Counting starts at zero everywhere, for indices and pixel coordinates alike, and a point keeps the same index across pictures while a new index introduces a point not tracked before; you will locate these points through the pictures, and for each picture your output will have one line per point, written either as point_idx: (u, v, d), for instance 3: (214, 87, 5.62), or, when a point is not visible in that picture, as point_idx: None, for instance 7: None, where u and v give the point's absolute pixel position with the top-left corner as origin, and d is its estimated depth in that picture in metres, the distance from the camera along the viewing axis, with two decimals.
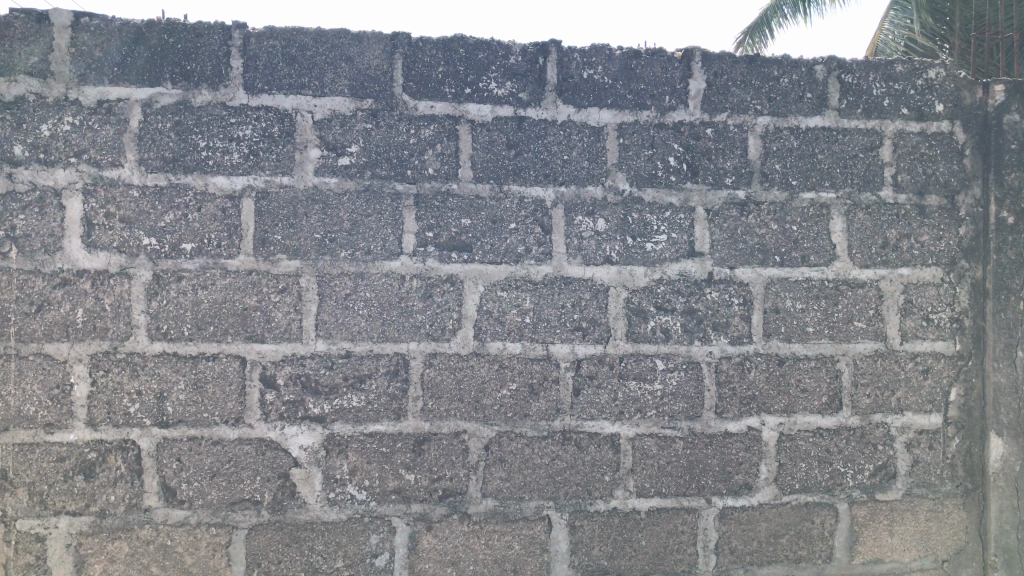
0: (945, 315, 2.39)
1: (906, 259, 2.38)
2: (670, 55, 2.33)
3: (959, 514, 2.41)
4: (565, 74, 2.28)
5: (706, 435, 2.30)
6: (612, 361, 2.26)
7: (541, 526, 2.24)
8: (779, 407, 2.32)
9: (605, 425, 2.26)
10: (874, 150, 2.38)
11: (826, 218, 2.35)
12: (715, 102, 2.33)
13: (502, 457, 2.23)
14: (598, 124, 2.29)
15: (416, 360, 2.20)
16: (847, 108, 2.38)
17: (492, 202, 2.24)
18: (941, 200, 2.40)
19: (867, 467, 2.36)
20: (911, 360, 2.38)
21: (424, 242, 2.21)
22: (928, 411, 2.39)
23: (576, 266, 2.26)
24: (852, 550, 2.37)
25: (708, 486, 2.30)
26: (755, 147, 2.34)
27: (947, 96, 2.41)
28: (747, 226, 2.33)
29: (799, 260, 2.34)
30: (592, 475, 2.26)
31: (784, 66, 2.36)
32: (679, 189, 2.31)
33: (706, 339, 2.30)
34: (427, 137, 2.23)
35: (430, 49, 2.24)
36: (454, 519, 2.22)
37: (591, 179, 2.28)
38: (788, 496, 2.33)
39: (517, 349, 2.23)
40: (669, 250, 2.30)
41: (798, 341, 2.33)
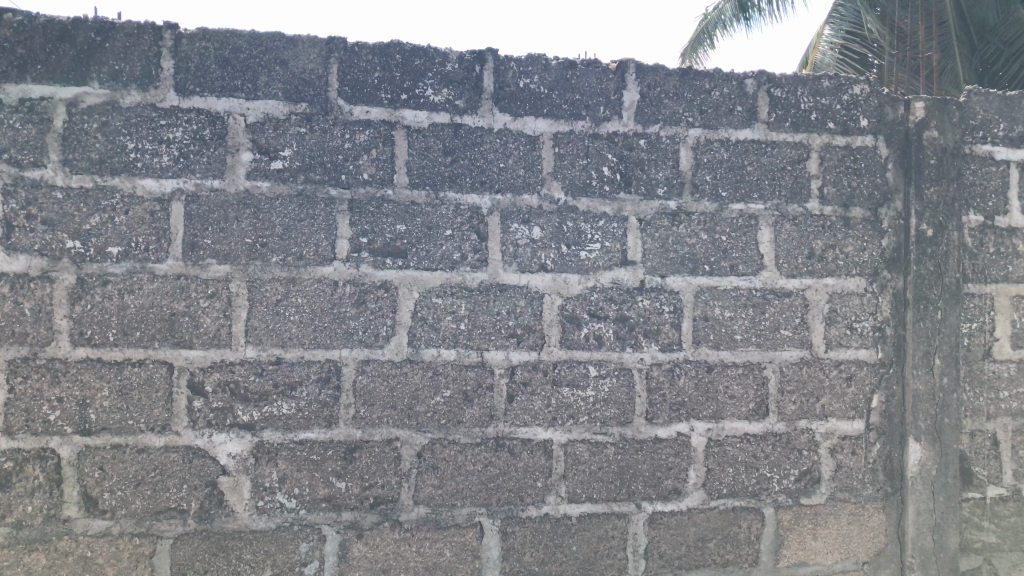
0: (868, 325, 2.47)
1: (831, 269, 2.45)
2: (605, 67, 2.36)
3: (879, 517, 2.48)
4: (501, 83, 2.30)
5: (637, 441, 2.33)
6: (546, 368, 2.28)
7: (473, 532, 2.24)
8: (707, 413, 2.37)
9: (538, 432, 2.27)
10: (801, 162, 2.45)
11: (754, 229, 2.41)
12: (648, 114, 2.37)
13: (434, 464, 2.22)
14: (533, 133, 2.31)
15: (348, 367, 2.18)
16: (775, 122, 2.44)
17: (427, 208, 2.24)
18: (864, 213, 2.48)
19: (791, 472, 2.42)
20: (835, 368, 2.45)
21: (358, 248, 2.20)
22: (851, 417, 2.46)
23: (511, 273, 2.27)
24: (777, 553, 2.42)
25: (638, 491, 2.33)
26: (687, 159, 2.39)
27: (870, 111, 2.50)
28: (678, 235, 2.37)
29: (727, 269, 2.39)
30: (524, 481, 2.27)
31: (716, 79, 2.41)
32: (613, 199, 2.34)
33: (638, 346, 2.33)
34: (362, 142, 2.22)
35: (366, 54, 2.24)
36: (385, 526, 2.20)
37: (527, 187, 2.30)
38: (715, 501, 2.37)
39: (451, 355, 2.23)
40: (602, 258, 2.32)
41: (727, 349, 2.38)
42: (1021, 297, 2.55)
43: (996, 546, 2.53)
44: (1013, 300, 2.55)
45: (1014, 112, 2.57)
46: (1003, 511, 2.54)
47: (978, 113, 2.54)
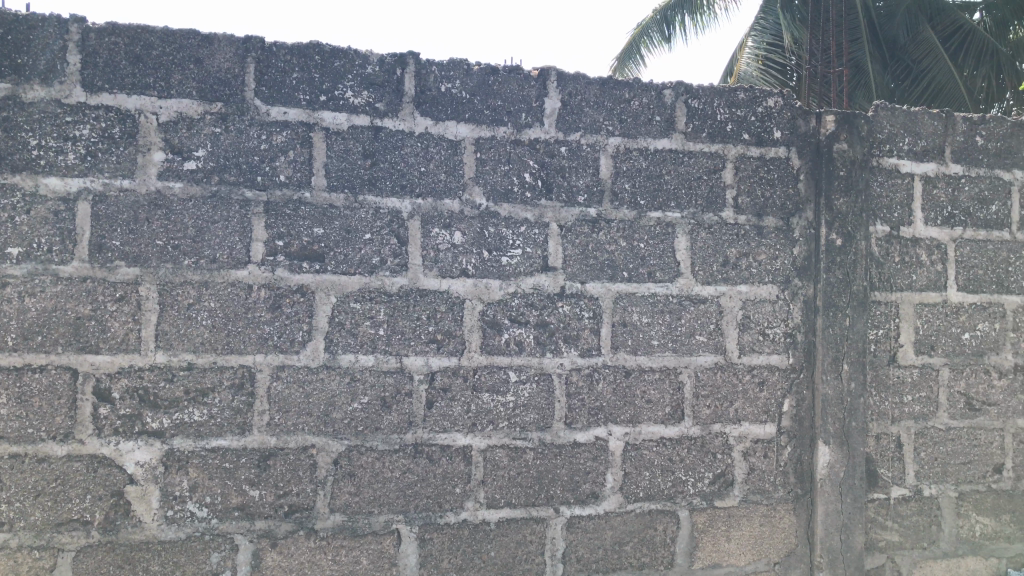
0: (779, 331, 2.53)
1: (745, 276, 2.51)
2: (526, 73, 2.37)
3: (790, 519, 2.54)
4: (422, 87, 2.29)
5: (556, 445, 2.34)
6: (466, 374, 2.27)
7: (390, 540, 2.21)
8: (624, 417, 2.40)
9: (457, 437, 2.26)
10: (717, 172, 2.50)
11: (671, 236, 2.45)
12: (569, 121, 2.40)
13: (351, 470, 2.19)
14: (455, 138, 2.30)
15: (262, 373, 2.14)
16: (692, 132, 2.49)
17: (346, 211, 2.21)
18: (777, 222, 2.54)
19: (706, 475, 2.46)
20: (748, 373, 2.50)
21: (274, 251, 2.16)
22: (763, 421, 2.52)
23: (431, 278, 2.26)
24: (692, 556, 2.46)
25: (556, 495, 2.34)
26: (606, 166, 2.41)
27: (783, 123, 2.57)
28: (597, 242, 2.39)
29: (645, 276, 2.42)
30: (442, 487, 2.25)
31: (635, 89, 2.45)
32: (533, 205, 2.35)
33: (557, 351, 2.35)
34: (280, 143, 2.18)
35: (284, 54, 2.20)
36: (300, 535, 2.16)
37: (448, 191, 2.29)
38: (631, 504, 2.40)
39: (369, 361, 2.21)
40: (523, 263, 2.33)
41: (644, 354, 2.41)
42: (923, 305, 2.66)
43: (899, 544, 2.63)
44: (916, 307, 2.65)
45: (917, 127, 2.68)
46: (906, 510, 2.64)
47: (885, 127, 2.64)
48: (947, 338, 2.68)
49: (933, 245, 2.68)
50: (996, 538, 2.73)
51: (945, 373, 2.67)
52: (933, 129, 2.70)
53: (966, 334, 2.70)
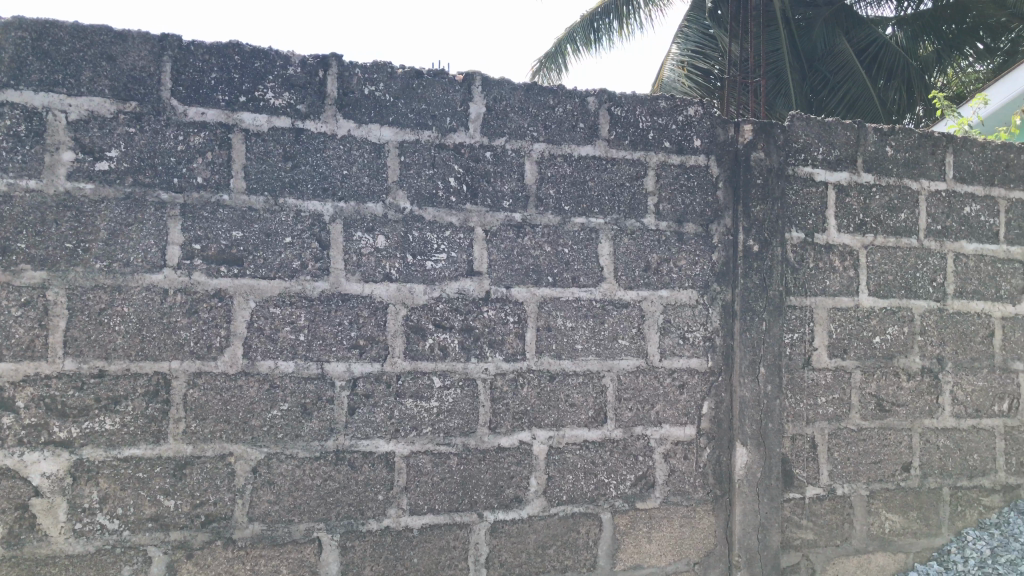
0: (699, 335, 2.58)
1: (666, 282, 2.55)
2: (451, 77, 2.37)
3: (708, 519, 2.59)
4: (345, 89, 2.26)
5: (479, 450, 2.33)
6: (389, 380, 2.25)
7: (310, 548, 2.18)
8: (548, 421, 2.41)
9: (379, 444, 2.24)
10: (639, 179, 2.54)
11: (595, 242, 2.47)
12: (494, 127, 2.40)
13: (271, 479, 2.15)
14: (378, 141, 2.28)
15: (178, 379, 2.08)
16: (615, 139, 2.53)
17: (265, 214, 2.17)
18: (697, 228, 2.59)
19: (628, 478, 2.49)
20: (668, 376, 2.54)
21: (190, 254, 2.10)
22: (683, 423, 2.56)
23: (354, 283, 2.24)
24: (615, 557, 2.48)
25: (480, 500, 2.33)
26: (531, 172, 2.43)
27: (703, 132, 2.62)
28: (522, 247, 2.40)
29: (569, 281, 2.44)
30: (364, 494, 2.23)
31: (560, 95, 2.47)
32: (458, 210, 2.34)
33: (482, 355, 2.34)
34: (197, 144, 2.13)
35: (202, 54, 2.15)
36: (217, 545, 2.11)
37: (371, 195, 2.27)
38: (554, 507, 2.41)
39: (289, 367, 2.17)
40: (447, 268, 2.32)
41: (568, 358, 2.43)
42: (836, 309, 2.74)
43: (813, 542, 2.70)
44: (830, 312, 2.73)
45: (831, 137, 2.77)
46: (820, 509, 2.71)
47: (801, 137, 2.72)
48: (859, 341, 2.77)
49: (845, 251, 2.76)
50: (904, 534, 2.83)
51: (857, 375, 2.76)
52: (845, 139, 2.79)
53: (877, 338, 2.80)
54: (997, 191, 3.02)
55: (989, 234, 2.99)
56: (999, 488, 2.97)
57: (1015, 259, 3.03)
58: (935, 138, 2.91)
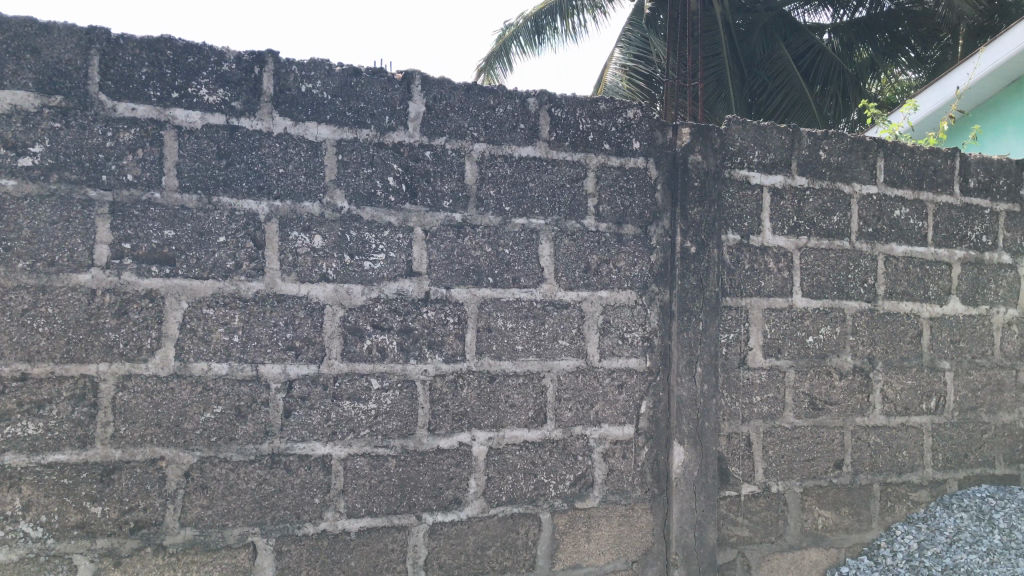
0: (638, 335, 2.60)
1: (605, 283, 2.56)
2: (390, 76, 2.35)
3: (647, 517, 2.60)
4: (281, 86, 2.23)
5: (418, 452, 2.32)
6: (326, 381, 2.22)
7: (245, 553, 2.14)
8: (488, 422, 2.40)
9: (315, 446, 2.21)
10: (579, 180, 2.55)
11: (535, 242, 2.48)
12: (433, 126, 2.39)
13: (203, 483, 2.11)
14: (315, 139, 2.25)
15: (106, 383, 2.03)
16: (555, 140, 2.53)
17: (198, 213, 2.13)
18: (636, 230, 2.61)
19: (567, 477, 2.50)
20: (608, 376, 2.56)
21: (119, 254, 2.05)
22: (622, 423, 2.58)
23: (290, 283, 2.20)
24: (554, 557, 2.48)
25: (418, 502, 2.32)
26: (471, 172, 2.42)
27: (642, 135, 2.64)
28: (462, 248, 2.39)
29: (510, 281, 2.44)
30: (300, 497, 2.19)
31: (500, 96, 2.47)
32: (397, 210, 2.33)
33: (421, 356, 2.33)
34: (127, 140, 2.07)
35: (132, 48, 2.10)
36: (147, 552, 2.05)
37: (308, 194, 2.24)
38: (493, 508, 2.40)
39: (223, 369, 2.13)
40: (386, 268, 2.30)
41: (508, 359, 2.43)
42: (771, 310, 2.79)
43: (748, 539, 2.75)
44: (764, 312, 2.78)
45: (766, 141, 2.81)
46: (755, 506, 2.76)
47: (737, 141, 2.77)
48: (793, 341, 2.83)
49: (780, 253, 2.82)
50: (836, 529, 2.89)
51: (791, 374, 2.82)
52: (780, 143, 2.84)
53: (810, 337, 2.86)
54: (926, 195, 3.10)
55: (917, 237, 3.08)
56: (927, 483, 3.05)
57: (943, 261, 3.12)
58: (867, 143, 2.98)
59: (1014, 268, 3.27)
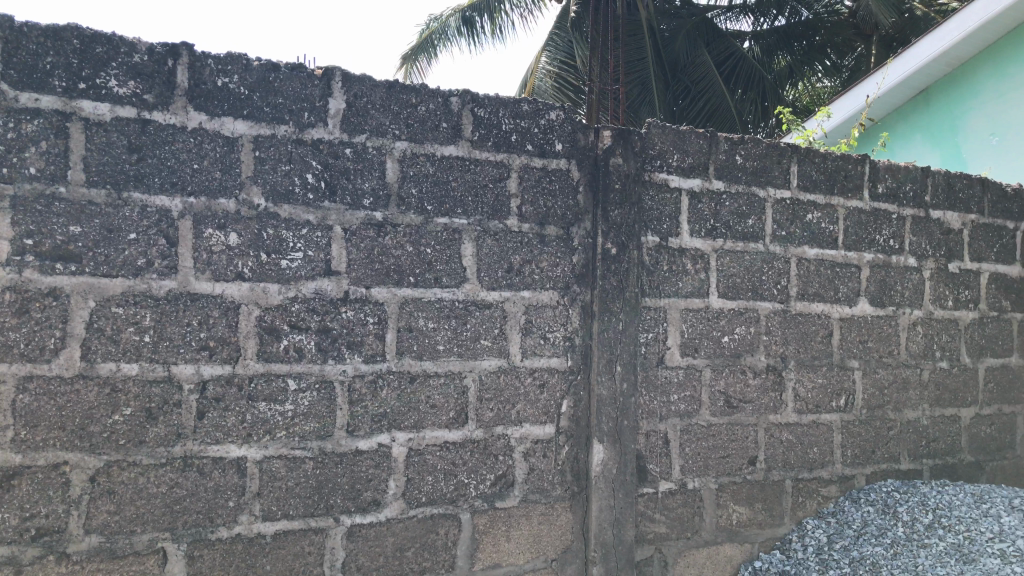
0: (560, 335, 2.62)
1: (527, 283, 2.57)
2: (310, 72, 2.31)
3: (567, 516, 2.62)
4: (196, 80, 2.17)
5: (336, 453, 2.29)
6: (241, 383, 2.18)
7: (154, 560, 2.08)
8: (408, 423, 2.38)
9: (230, 449, 2.16)
10: (502, 180, 2.55)
11: (457, 242, 2.47)
12: (354, 123, 2.36)
13: (111, 488, 2.04)
14: (232, 135, 2.20)
15: (5, 384, 1.94)
16: (478, 140, 2.53)
17: (107, 209, 2.06)
18: (558, 231, 2.63)
19: (488, 477, 2.50)
20: (529, 376, 2.57)
21: (21, 250, 1.97)
22: (543, 422, 2.59)
23: (204, 282, 2.15)
24: (473, 557, 2.48)
25: (336, 504, 2.29)
26: (392, 171, 2.40)
27: (564, 136, 2.66)
28: (382, 247, 2.37)
29: (431, 281, 2.43)
30: (213, 501, 2.14)
31: (422, 94, 2.45)
32: (316, 207, 2.29)
33: (340, 357, 2.30)
34: (30, 133, 2.00)
35: (36, 36, 2.02)
36: (50, 560, 1.98)
37: (224, 190, 2.18)
38: (413, 509, 2.39)
39: (132, 370, 2.06)
40: (304, 267, 2.26)
41: (428, 359, 2.42)
42: (688, 310, 2.84)
43: (665, 535, 2.79)
44: (682, 313, 2.83)
45: (685, 145, 2.87)
46: (671, 503, 2.81)
47: (657, 144, 2.81)
48: (709, 341, 2.88)
49: (697, 255, 2.87)
50: (749, 524, 2.96)
51: (708, 373, 2.88)
52: (698, 147, 2.90)
53: (726, 337, 2.92)
54: (836, 200, 3.20)
55: (828, 240, 3.17)
56: (836, 479, 3.15)
57: (852, 264, 3.23)
58: (781, 149, 3.06)
59: (919, 271, 3.40)
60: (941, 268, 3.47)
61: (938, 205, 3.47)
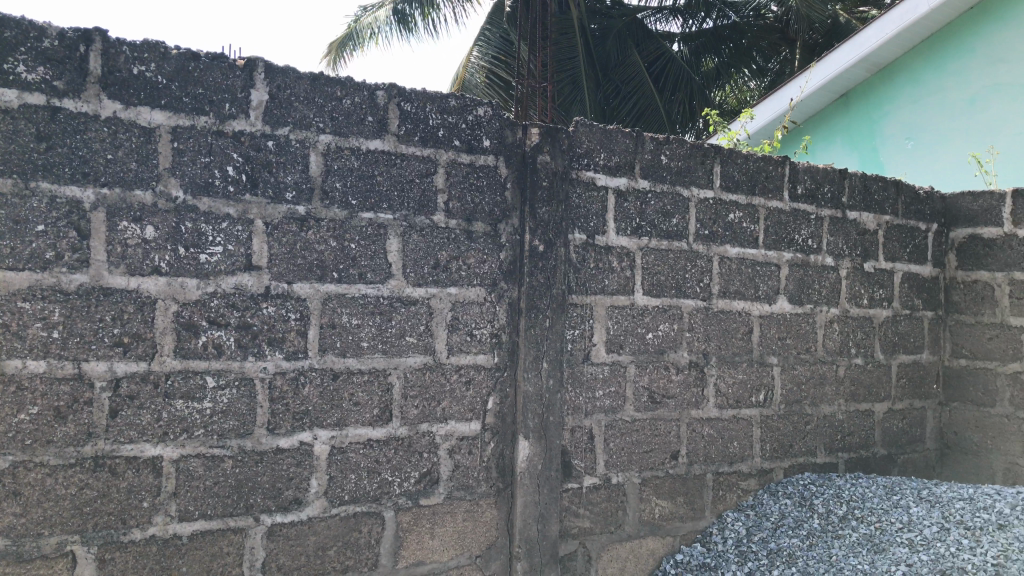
0: (486, 332, 2.61)
1: (454, 279, 2.56)
2: (231, 62, 2.26)
3: (491, 512, 2.62)
4: (110, 67, 2.10)
5: (256, 452, 2.24)
6: (156, 380, 2.12)
7: (63, 563, 2.01)
8: (331, 420, 2.35)
9: (145, 448, 2.10)
10: (429, 176, 2.54)
11: (383, 237, 2.45)
12: (276, 115, 2.31)
13: (16, 489, 1.96)
14: (148, 125, 2.13)
15: None
16: (404, 135, 2.51)
17: (13, 199, 1.98)
18: (485, 227, 2.63)
19: (412, 475, 2.48)
20: (455, 373, 2.56)
21: None
22: (468, 419, 2.58)
23: (118, 276, 2.08)
24: (396, 555, 2.46)
25: (255, 503, 2.24)
26: (316, 164, 2.36)
27: (491, 133, 2.66)
28: (306, 242, 2.33)
29: (356, 277, 2.40)
30: (126, 502, 2.08)
31: (347, 87, 2.42)
32: (237, 201, 2.24)
33: (260, 353, 2.26)
34: None
35: None
36: None
37: (139, 182, 2.12)
38: (336, 507, 2.36)
39: (40, 368, 1.99)
40: (224, 262, 2.21)
41: (352, 356, 2.39)
42: (613, 307, 2.87)
43: (589, 530, 2.82)
44: (608, 310, 2.86)
45: (611, 144, 2.90)
46: (595, 498, 2.83)
47: (584, 143, 2.83)
48: (634, 337, 2.92)
49: (623, 253, 2.90)
50: (671, 518, 3.01)
51: (632, 369, 2.91)
52: (624, 147, 2.93)
53: (650, 334, 2.96)
54: (758, 200, 3.27)
55: (749, 239, 3.24)
56: (755, 472, 3.23)
57: (772, 263, 3.30)
58: (704, 149, 3.12)
59: (835, 270, 3.51)
60: (857, 267, 3.58)
61: (855, 206, 3.58)
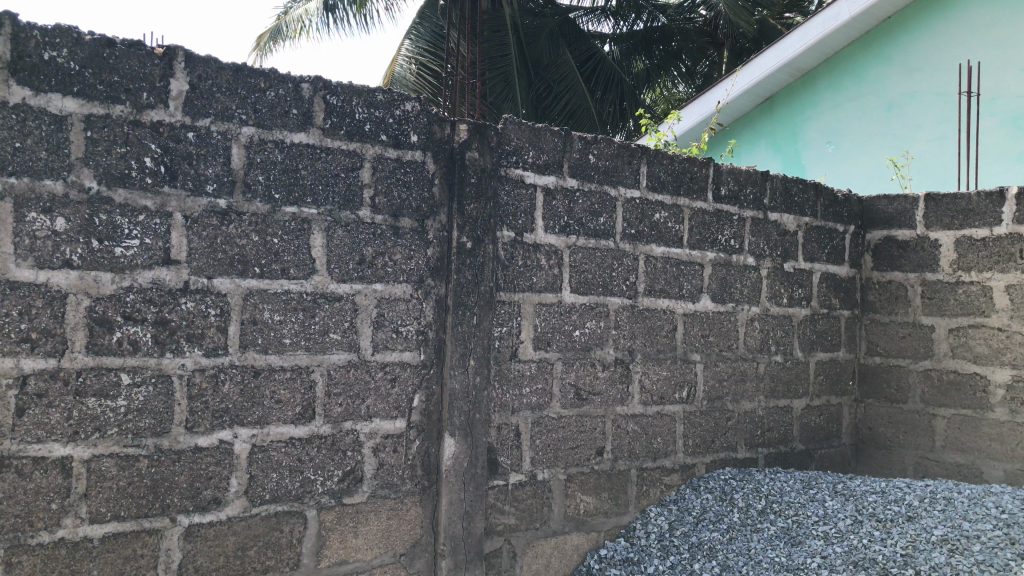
0: (412, 329, 2.59)
1: (379, 275, 2.54)
2: (149, 50, 2.19)
3: (416, 510, 2.60)
4: (19, 52, 2.01)
5: (173, 451, 2.18)
6: (67, 377, 2.05)
7: None
8: (252, 418, 2.31)
9: (54, 447, 2.02)
10: (355, 170, 2.51)
11: (306, 232, 2.40)
12: (197, 106, 2.25)
13: None
14: (59, 113, 2.06)
15: None
16: (330, 128, 2.47)
17: None
18: (411, 223, 2.60)
19: (335, 473, 2.45)
20: (380, 370, 2.53)
21: None
22: (393, 417, 2.56)
23: (25, 269, 2.01)
24: (318, 555, 2.42)
25: (172, 504, 2.18)
26: (238, 156, 2.31)
27: (419, 128, 2.64)
28: (227, 236, 2.28)
29: (278, 272, 2.36)
30: (33, 503, 2.00)
31: (271, 79, 2.37)
32: (154, 193, 2.18)
33: (179, 350, 2.20)
34: None
35: None
36: None
37: (50, 172, 2.04)
38: (256, 507, 2.31)
39: None
40: (141, 255, 2.15)
41: (274, 353, 2.35)
42: (540, 305, 2.88)
43: (514, 526, 2.82)
44: (535, 307, 2.87)
45: (540, 142, 2.90)
46: (521, 495, 2.84)
47: (512, 140, 2.83)
48: (560, 335, 2.93)
49: (550, 251, 2.91)
50: (595, 513, 3.04)
51: (559, 366, 2.92)
52: (552, 145, 2.94)
53: (576, 331, 2.98)
54: (682, 200, 3.32)
55: (673, 239, 3.29)
56: (678, 467, 3.28)
57: (696, 262, 3.36)
58: (631, 149, 3.15)
59: (757, 270, 3.58)
60: (777, 267, 3.67)
61: (776, 208, 3.66)
